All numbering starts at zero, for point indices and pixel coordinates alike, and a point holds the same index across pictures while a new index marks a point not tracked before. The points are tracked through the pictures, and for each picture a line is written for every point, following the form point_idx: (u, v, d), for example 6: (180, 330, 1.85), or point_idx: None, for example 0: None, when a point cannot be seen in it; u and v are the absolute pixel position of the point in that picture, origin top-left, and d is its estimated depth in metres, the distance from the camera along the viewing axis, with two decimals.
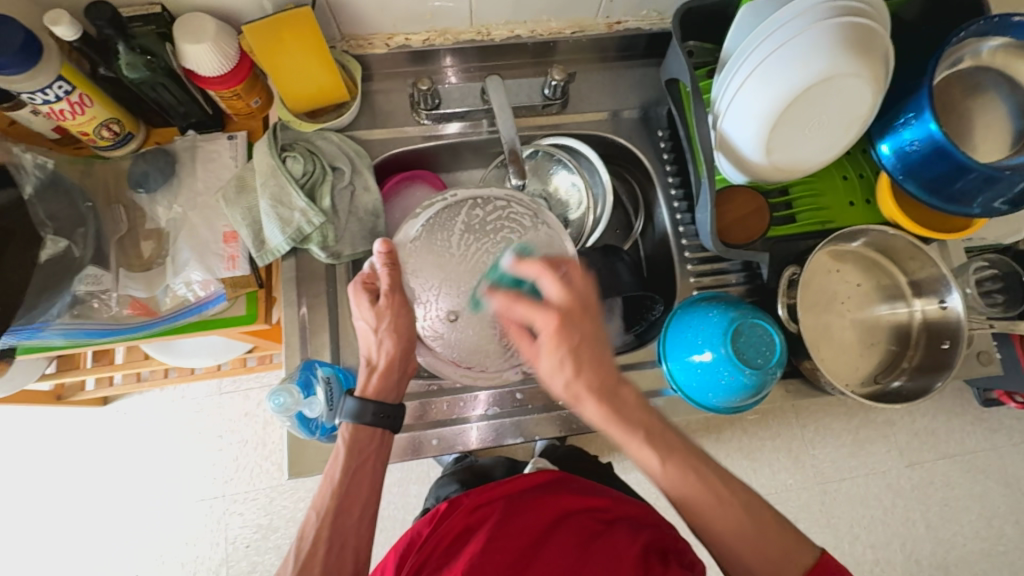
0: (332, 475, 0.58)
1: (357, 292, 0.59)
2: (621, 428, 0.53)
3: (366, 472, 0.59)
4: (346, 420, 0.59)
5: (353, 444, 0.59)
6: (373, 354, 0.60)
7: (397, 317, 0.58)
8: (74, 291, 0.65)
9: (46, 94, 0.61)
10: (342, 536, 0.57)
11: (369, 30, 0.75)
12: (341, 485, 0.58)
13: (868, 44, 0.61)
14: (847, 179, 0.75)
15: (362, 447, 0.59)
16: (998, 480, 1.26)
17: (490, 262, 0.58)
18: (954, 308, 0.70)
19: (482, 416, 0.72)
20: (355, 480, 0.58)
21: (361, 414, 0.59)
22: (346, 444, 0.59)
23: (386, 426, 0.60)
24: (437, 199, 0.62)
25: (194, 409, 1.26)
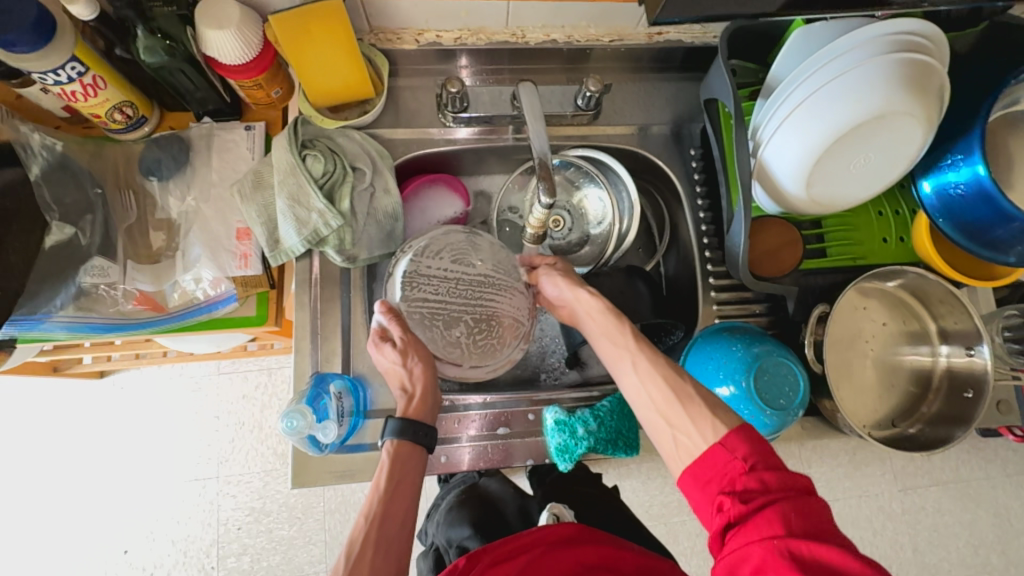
0: (379, 484, 0.55)
1: (376, 342, 0.62)
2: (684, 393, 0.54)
3: (408, 485, 0.56)
4: (388, 438, 0.58)
5: (396, 460, 0.57)
6: (405, 386, 0.60)
7: (422, 353, 0.61)
8: (80, 283, 0.62)
9: (58, 75, 0.57)
10: (387, 542, 0.53)
11: (400, 23, 0.71)
12: (389, 490, 0.55)
13: (924, 82, 0.58)
14: (883, 215, 0.72)
15: (408, 458, 0.58)
16: (988, 510, 1.26)
17: (484, 267, 0.67)
18: (981, 357, 0.68)
19: (473, 437, 0.70)
20: (397, 490, 0.55)
21: (404, 430, 0.57)
22: (392, 456, 0.57)
23: (425, 445, 0.59)
24: (400, 254, 0.66)
25: (191, 388, 1.25)
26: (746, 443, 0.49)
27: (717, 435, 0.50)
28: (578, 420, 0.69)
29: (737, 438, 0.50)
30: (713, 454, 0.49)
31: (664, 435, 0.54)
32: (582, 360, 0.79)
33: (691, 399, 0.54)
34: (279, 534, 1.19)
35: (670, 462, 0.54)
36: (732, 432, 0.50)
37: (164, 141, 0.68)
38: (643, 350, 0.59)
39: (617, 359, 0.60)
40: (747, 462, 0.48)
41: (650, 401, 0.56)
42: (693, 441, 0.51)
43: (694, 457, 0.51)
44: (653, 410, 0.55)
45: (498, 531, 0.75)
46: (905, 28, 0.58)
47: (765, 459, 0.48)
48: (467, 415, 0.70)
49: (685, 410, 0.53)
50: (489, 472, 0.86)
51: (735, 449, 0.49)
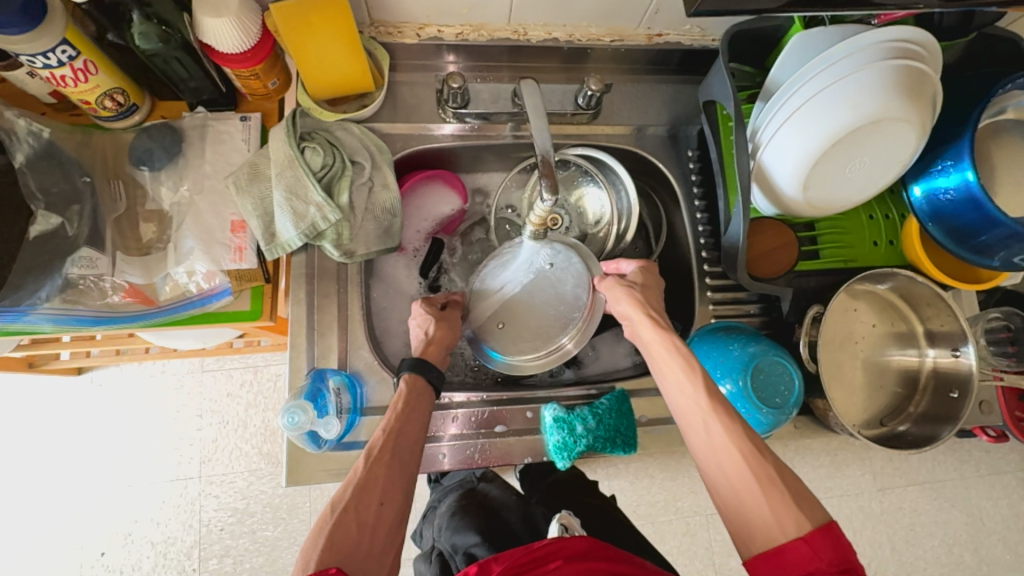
0: (396, 407, 0.57)
1: (421, 302, 0.68)
2: (765, 478, 0.50)
3: (416, 415, 0.58)
4: (404, 373, 0.60)
5: (411, 392, 0.59)
6: (425, 335, 0.65)
7: (452, 320, 0.67)
8: (66, 274, 0.60)
9: (47, 58, 0.55)
10: (400, 454, 0.54)
11: (400, 17, 0.71)
12: (405, 413, 0.57)
13: (918, 89, 0.60)
14: (873, 219, 0.74)
15: (421, 394, 0.59)
16: (962, 509, 1.29)
17: (547, 265, 0.70)
18: (967, 358, 0.70)
19: (454, 436, 0.69)
20: (409, 416, 0.57)
21: (420, 369, 0.60)
22: (409, 387, 0.59)
23: (432, 388, 0.61)
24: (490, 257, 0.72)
25: (174, 385, 1.22)
26: (832, 546, 0.45)
27: (799, 530, 0.46)
28: (577, 418, 0.69)
29: (822, 537, 0.45)
30: (791, 549, 0.46)
31: (733, 509, 0.51)
32: (578, 359, 0.81)
33: (774, 485, 0.49)
34: (263, 535, 1.17)
35: (735, 538, 0.50)
36: (818, 531, 0.46)
37: (156, 131, 0.67)
38: (718, 411, 0.55)
39: (688, 415, 0.56)
40: (832, 566, 0.44)
41: (720, 469, 0.52)
42: (768, 526, 0.48)
43: (770, 545, 0.47)
44: (724, 479, 0.52)
45: (506, 539, 0.72)
46: (901, 34, 0.59)
47: (850, 566, 0.44)
48: (449, 415, 0.70)
49: (765, 495, 0.49)
50: (487, 478, 0.86)
51: (819, 549, 0.45)
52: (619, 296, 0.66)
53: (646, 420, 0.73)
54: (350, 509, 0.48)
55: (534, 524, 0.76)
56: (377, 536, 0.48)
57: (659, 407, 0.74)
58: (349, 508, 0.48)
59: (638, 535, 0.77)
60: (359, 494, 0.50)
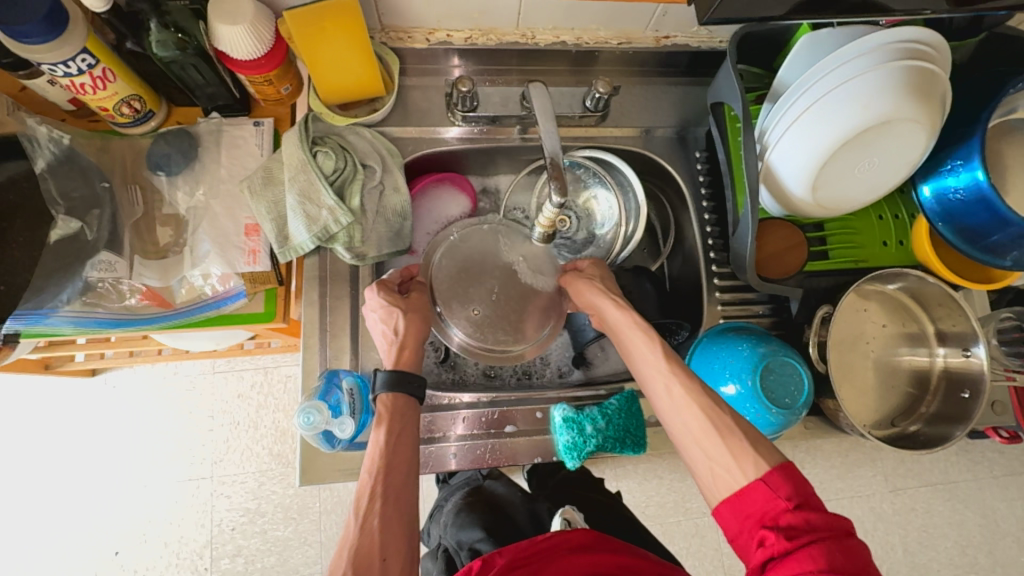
0: (380, 438, 0.57)
1: (376, 286, 0.66)
2: (723, 428, 0.53)
3: (404, 441, 0.57)
4: (381, 391, 0.59)
5: (393, 416, 0.58)
6: (392, 333, 0.63)
7: (419, 310, 0.65)
8: (86, 277, 0.62)
9: (68, 67, 0.57)
10: (393, 492, 0.54)
11: (411, 22, 0.72)
12: (393, 442, 0.56)
13: (928, 90, 0.60)
14: (883, 219, 0.74)
15: (403, 413, 0.59)
16: (976, 511, 1.28)
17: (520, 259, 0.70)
18: (979, 358, 0.70)
19: (459, 437, 0.70)
20: (398, 443, 0.57)
21: (395, 382, 0.59)
22: (388, 409, 0.59)
23: (415, 395, 0.61)
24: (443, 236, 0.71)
25: (187, 386, 1.24)
26: (788, 482, 0.48)
27: (758, 472, 0.50)
28: (586, 418, 0.69)
29: (778, 477, 0.49)
30: (755, 490, 0.49)
31: (699, 463, 0.53)
32: (588, 359, 0.81)
33: (731, 432, 0.53)
34: (275, 534, 1.18)
35: (705, 491, 0.53)
36: (774, 470, 0.49)
37: (172, 136, 0.68)
38: (678, 374, 0.57)
39: (652, 381, 0.59)
40: (792, 502, 0.47)
41: (686, 429, 0.55)
42: (731, 474, 0.51)
43: (733, 491, 0.50)
44: (688, 438, 0.55)
45: (510, 534, 0.74)
46: (910, 36, 0.60)
47: (808, 501, 0.48)
48: (457, 416, 0.70)
49: (725, 444, 0.52)
50: (494, 475, 0.86)
51: (778, 488, 0.48)
52: (582, 289, 0.67)
53: (655, 420, 0.73)
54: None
55: (539, 519, 0.78)
56: None
57: None
58: (349, 574, 0.48)
59: (647, 536, 0.77)
60: (357, 556, 0.49)
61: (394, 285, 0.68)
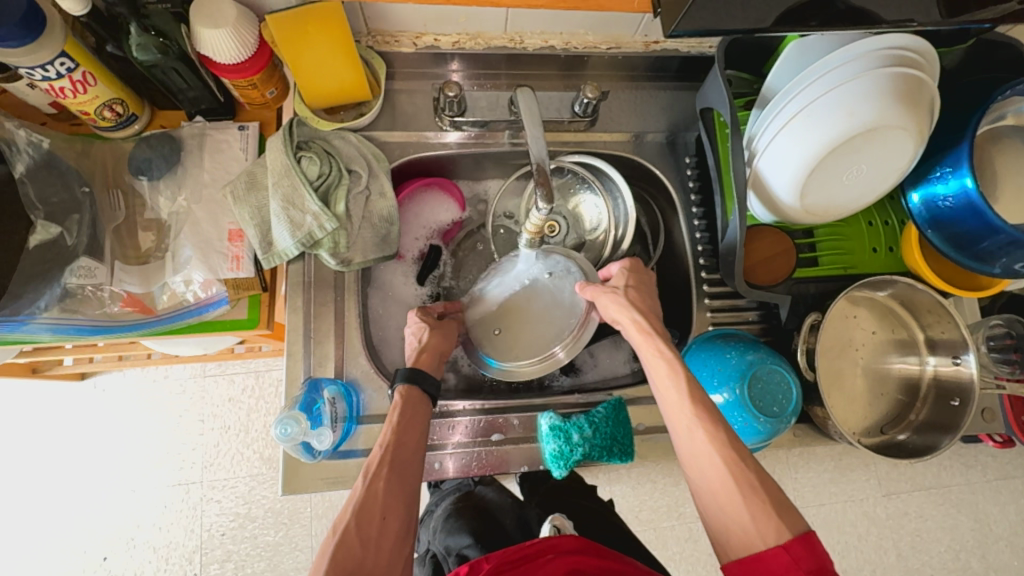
0: (392, 420, 0.57)
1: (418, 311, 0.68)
2: (744, 482, 0.52)
3: (414, 429, 0.57)
4: (400, 384, 0.60)
5: (406, 405, 0.59)
6: (418, 341, 0.65)
7: (448, 330, 0.67)
8: (65, 283, 0.61)
9: (47, 71, 0.56)
10: (400, 469, 0.54)
11: (397, 26, 0.71)
12: (401, 427, 0.56)
13: (916, 97, 0.60)
14: (872, 225, 0.73)
15: (416, 406, 0.59)
16: (969, 515, 1.28)
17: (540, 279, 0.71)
18: (968, 366, 0.70)
19: (460, 443, 0.69)
20: (408, 428, 0.57)
21: (413, 380, 0.60)
22: (403, 399, 0.59)
23: (429, 402, 0.60)
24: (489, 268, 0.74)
25: (175, 390, 1.23)
26: (811, 554, 0.46)
27: (779, 539, 0.48)
28: (573, 426, 0.68)
29: (800, 547, 0.47)
30: (774, 556, 0.47)
31: (714, 513, 0.52)
32: (576, 366, 0.80)
33: (754, 490, 0.51)
34: (264, 540, 1.17)
35: (716, 542, 0.52)
36: (797, 540, 0.47)
37: (155, 140, 0.67)
38: (702, 416, 0.56)
39: (676, 419, 0.57)
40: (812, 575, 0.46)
41: (705, 477, 0.54)
42: (748, 534, 0.49)
43: (749, 553, 0.49)
44: (706, 485, 0.54)
45: (498, 540, 0.74)
46: (899, 42, 0.59)
47: (827, 575, 0.46)
48: (454, 422, 0.70)
49: (743, 499, 0.51)
50: (484, 481, 0.85)
51: (800, 559, 0.46)
52: (606, 304, 0.66)
53: (644, 427, 0.73)
54: (352, 529, 0.48)
55: (528, 527, 0.77)
56: (380, 555, 0.49)
57: (657, 415, 0.73)
58: (350, 526, 0.49)
59: (636, 543, 0.77)
60: (359, 513, 0.50)
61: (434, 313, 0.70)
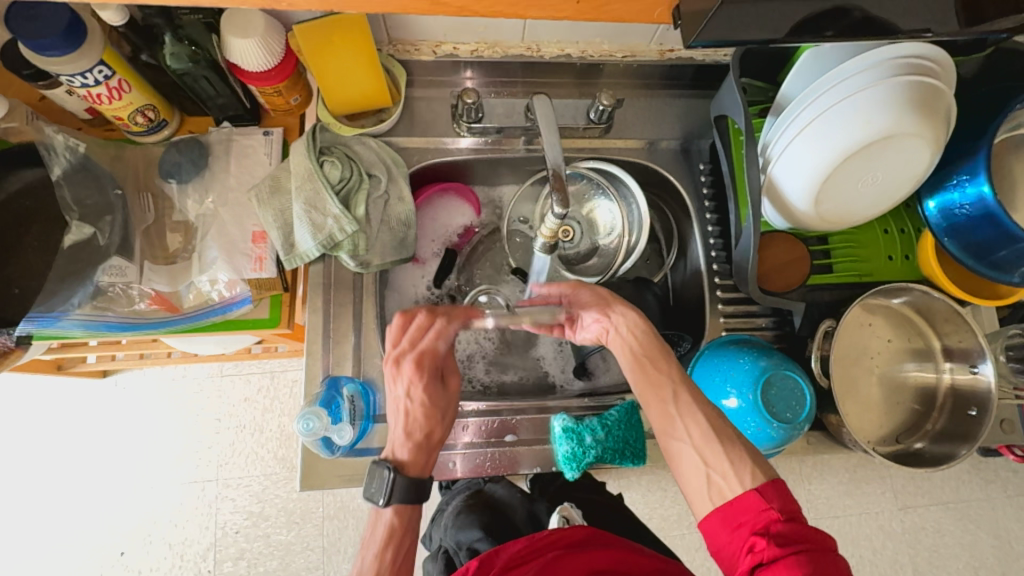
0: (386, 558, 0.54)
1: (416, 366, 0.60)
2: (720, 433, 0.54)
3: (405, 557, 0.55)
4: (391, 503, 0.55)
5: (399, 525, 0.56)
6: (418, 435, 0.59)
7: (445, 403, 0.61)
8: (97, 281, 0.63)
9: (85, 78, 0.58)
10: None
11: (418, 35, 0.73)
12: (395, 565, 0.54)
13: (932, 104, 0.60)
14: (888, 233, 0.73)
15: (409, 527, 0.56)
16: (988, 531, 1.25)
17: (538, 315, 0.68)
18: (986, 375, 0.69)
19: (469, 444, 0.70)
20: (401, 565, 0.55)
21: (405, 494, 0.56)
22: (398, 519, 0.56)
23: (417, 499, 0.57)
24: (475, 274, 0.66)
25: (194, 389, 1.25)
26: (781, 496, 0.49)
27: (754, 481, 0.50)
28: (586, 428, 0.69)
29: (771, 490, 0.50)
30: (747, 499, 0.49)
31: (695, 471, 0.53)
32: (589, 369, 0.81)
33: (733, 443, 0.53)
34: (277, 539, 1.19)
35: (693, 499, 0.53)
36: (768, 483, 0.50)
37: (184, 145, 0.70)
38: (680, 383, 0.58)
39: (656, 386, 0.58)
40: (782, 514, 0.48)
41: (685, 436, 0.55)
42: (726, 483, 0.51)
43: (725, 500, 0.51)
44: (687, 444, 0.55)
45: (508, 535, 0.74)
46: (915, 51, 0.60)
47: (795, 516, 0.49)
48: (463, 423, 0.71)
49: (725, 451, 0.53)
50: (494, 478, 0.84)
51: (771, 499, 0.49)
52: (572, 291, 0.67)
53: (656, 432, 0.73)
54: None
55: (538, 521, 0.79)
56: None
57: None
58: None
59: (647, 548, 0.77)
60: None
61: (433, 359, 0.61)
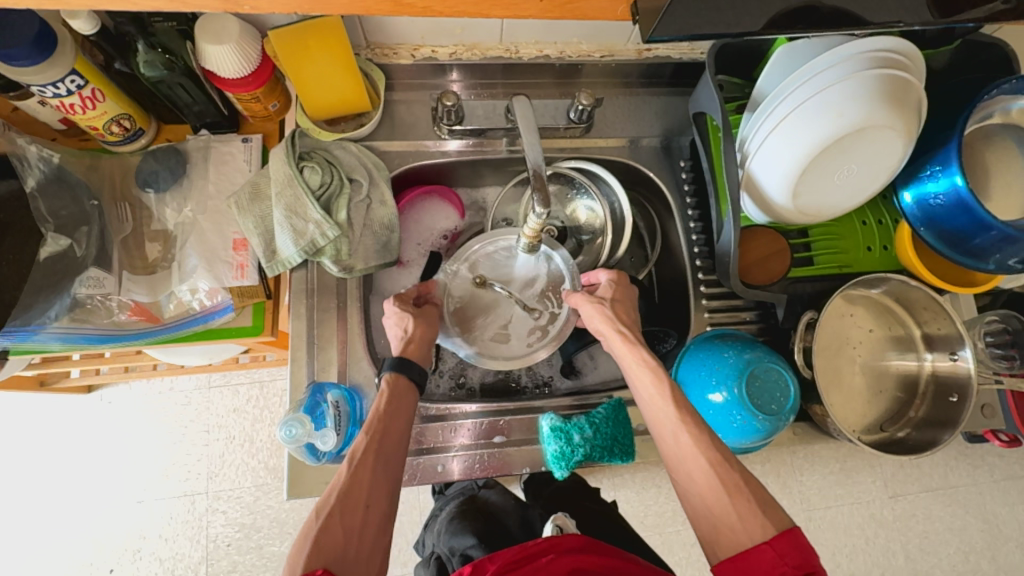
0: (378, 408, 0.57)
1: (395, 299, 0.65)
2: (729, 483, 0.53)
3: (400, 419, 0.58)
4: (386, 372, 0.60)
5: (393, 393, 0.59)
6: (404, 333, 0.63)
7: (431, 317, 0.66)
8: (74, 293, 0.62)
9: (57, 88, 0.58)
10: (385, 458, 0.55)
11: (396, 39, 0.73)
12: (387, 413, 0.57)
13: (902, 97, 0.61)
14: (866, 224, 0.74)
15: (404, 395, 0.59)
16: (977, 516, 1.27)
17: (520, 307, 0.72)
18: (965, 361, 0.70)
19: (464, 445, 0.70)
20: (393, 415, 0.57)
21: (405, 367, 0.60)
22: (390, 387, 0.59)
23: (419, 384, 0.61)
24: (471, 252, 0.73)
25: (180, 401, 1.24)
26: (795, 548, 0.48)
27: (765, 534, 0.50)
28: (574, 427, 0.70)
29: (785, 542, 0.49)
30: (760, 552, 0.49)
31: (703, 517, 0.54)
32: (577, 369, 0.81)
33: (740, 492, 0.53)
34: (270, 550, 1.17)
35: (706, 545, 0.53)
36: (783, 535, 0.49)
37: (161, 154, 0.69)
38: (688, 422, 0.57)
39: (660, 426, 0.59)
40: (797, 569, 0.47)
41: (692, 481, 0.55)
42: (735, 533, 0.51)
43: (737, 551, 0.50)
44: (694, 490, 0.55)
45: (501, 542, 0.73)
46: (885, 44, 0.61)
47: (813, 569, 0.47)
48: (456, 424, 0.71)
49: (733, 503, 0.52)
50: (488, 484, 0.85)
51: (784, 553, 0.48)
52: (591, 313, 0.66)
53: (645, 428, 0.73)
54: (336, 513, 0.49)
55: (531, 528, 0.78)
56: (365, 538, 0.50)
57: None
58: (334, 513, 0.49)
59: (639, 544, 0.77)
60: (345, 498, 0.51)
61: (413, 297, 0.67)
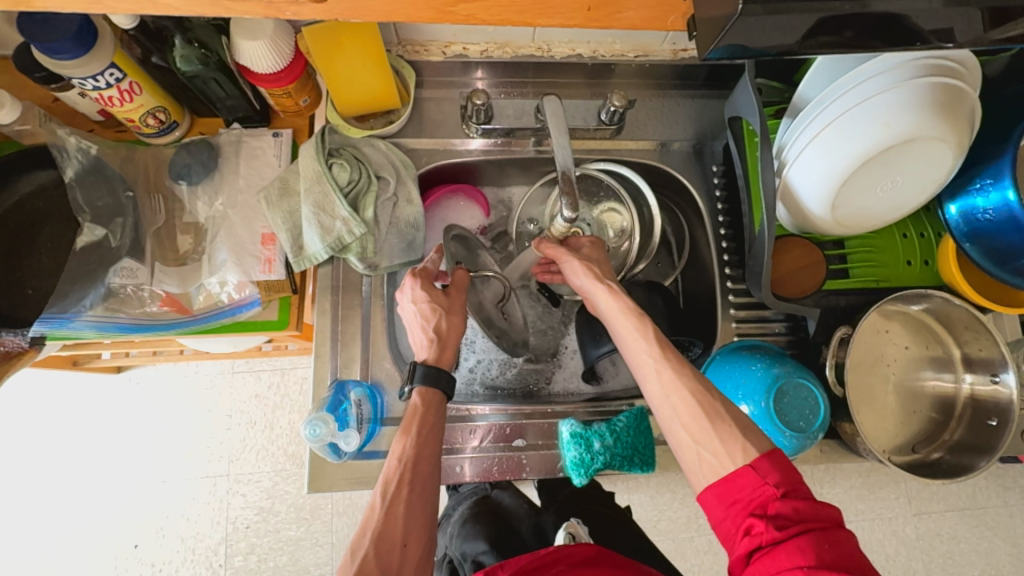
0: (412, 430, 0.56)
1: (415, 277, 0.64)
2: (708, 408, 0.54)
3: (429, 440, 0.57)
4: (417, 386, 0.59)
5: (424, 410, 0.58)
6: (433, 332, 0.61)
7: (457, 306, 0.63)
8: (108, 283, 0.63)
9: (97, 81, 0.59)
10: (420, 483, 0.54)
11: (427, 36, 0.73)
12: (421, 437, 0.56)
13: (955, 106, 0.58)
14: (907, 237, 0.72)
15: (434, 412, 0.58)
16: (1005, 538, 1.22)
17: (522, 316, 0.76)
18: (1007, 385, 0.67)
19: (476, 448, 0.70)
20: (428, 436, 0.57)
21: (437, 379, 0.59)
22: (421, 402, 0.58)
23: (443, 395, 0.60)
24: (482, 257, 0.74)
25: (205, 385, 1.27)
26: (777, 470, 0.49)
27: (747, 457, 0.50)
28: (594, 434, 0.69)
29: (766, 464, 0.49)
30: (744, 476, 0.49)
31: (688, 449, 0.54)
32: (599, 375, 0.79)
33: (722, 419, 0.53)
34: (286, 534, 1.20)
35: (692, 478, 0.54)
36: (764, 457, 0.50)
37: (194, 147, 0.70)
38: (670, 358, 0.57)
39: (641, 367, 0.58)
40: (779, 489, 0.48)
41: (675, 413, 0.55)
42: (716, 461, 0.51)
43: (720, 477, 0.51)
44: (676, 421, 0.55)
45: (512, 547, 0.75)
46: (938, 53, 0.58)
47: (795, 488, 0.48)
48: (473, 426, 0.70)
49: (715, 429, 0.53)
50: (501, 484, 0.83)
51: (766, 474, 0.49)
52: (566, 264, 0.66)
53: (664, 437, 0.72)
54: (372, 554, 0.49)
55: (544, 535, 0.78)
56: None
57: None
58: (370, 552, 0.49)
59: (654, 552, 0.76)
60: (379, 537, 0.50)
61: (431, 277, 0.65)
